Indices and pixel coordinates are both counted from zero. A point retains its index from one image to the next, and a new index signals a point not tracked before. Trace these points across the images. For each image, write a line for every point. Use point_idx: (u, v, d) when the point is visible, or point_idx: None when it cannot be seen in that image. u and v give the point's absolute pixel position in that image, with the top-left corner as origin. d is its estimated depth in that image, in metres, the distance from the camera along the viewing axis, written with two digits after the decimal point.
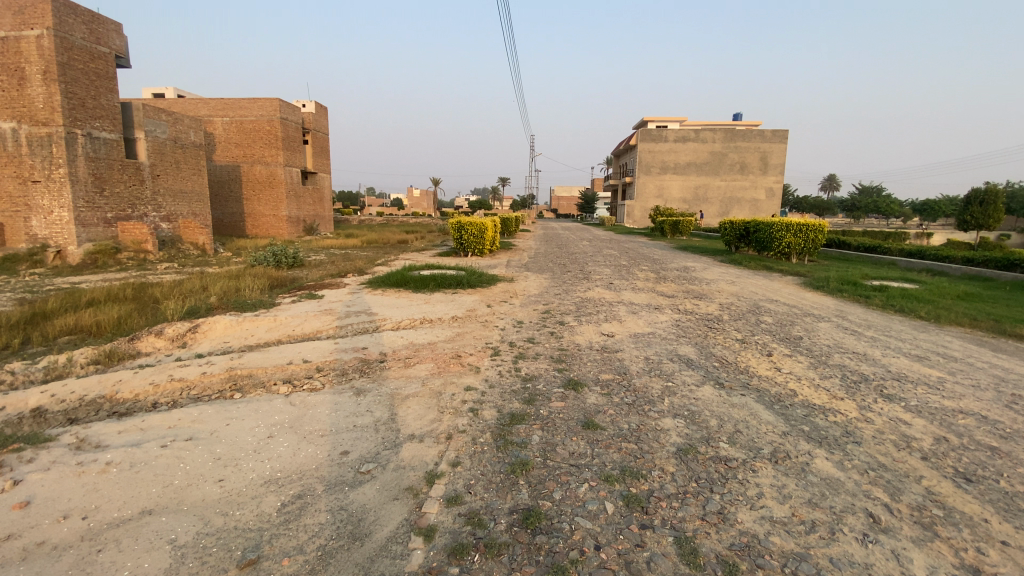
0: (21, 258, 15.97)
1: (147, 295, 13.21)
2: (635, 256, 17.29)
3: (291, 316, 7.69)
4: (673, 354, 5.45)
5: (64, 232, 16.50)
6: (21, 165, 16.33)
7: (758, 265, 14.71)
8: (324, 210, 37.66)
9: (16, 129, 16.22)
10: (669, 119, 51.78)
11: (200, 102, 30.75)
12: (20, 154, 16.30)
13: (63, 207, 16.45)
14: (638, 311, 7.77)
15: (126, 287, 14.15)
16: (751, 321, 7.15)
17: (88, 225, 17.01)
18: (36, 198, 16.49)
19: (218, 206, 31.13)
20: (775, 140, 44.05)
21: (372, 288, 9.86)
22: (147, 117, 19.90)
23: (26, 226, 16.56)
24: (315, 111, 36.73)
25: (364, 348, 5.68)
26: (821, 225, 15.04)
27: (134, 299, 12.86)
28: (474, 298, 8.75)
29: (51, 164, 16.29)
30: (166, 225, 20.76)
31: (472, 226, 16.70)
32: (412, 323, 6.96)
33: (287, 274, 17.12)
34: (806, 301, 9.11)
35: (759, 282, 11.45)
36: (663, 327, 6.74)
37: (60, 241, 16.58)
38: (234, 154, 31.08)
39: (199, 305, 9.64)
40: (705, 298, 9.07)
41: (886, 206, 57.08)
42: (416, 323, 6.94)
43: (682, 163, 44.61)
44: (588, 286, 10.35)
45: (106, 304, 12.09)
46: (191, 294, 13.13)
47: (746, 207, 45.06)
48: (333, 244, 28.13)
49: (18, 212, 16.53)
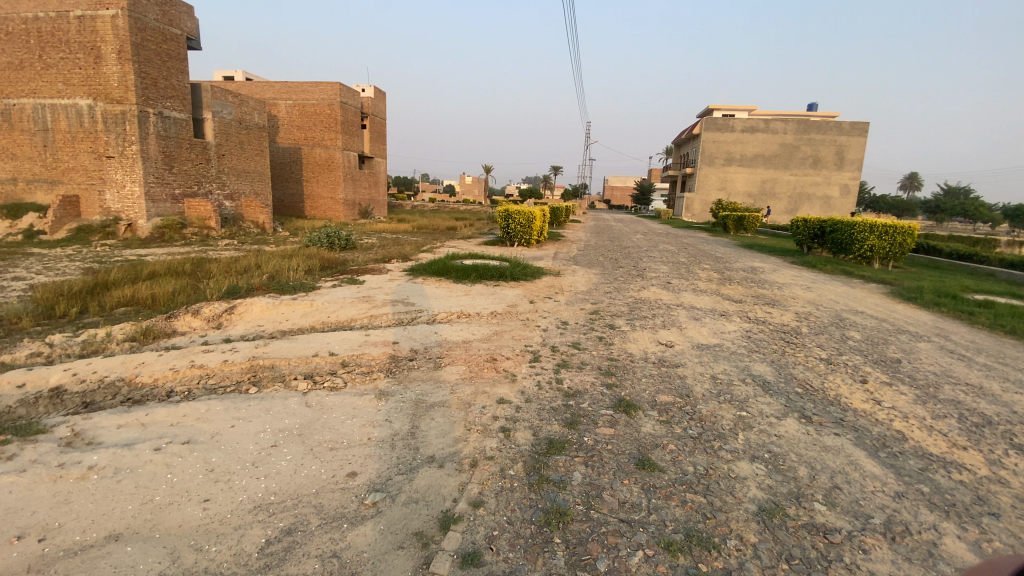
0: (95, 229, 16.77)
1: (204, 271, 13.49)
2: (695, 254, 16.14)
3: (327, 301, 7.33)
4: (744, 374, 4.66)
5: (135, 206, 17.28)
6: (98, 141, 17.02)
7: (834, 269, 13.31)
8: (379, 194, 38.14)
9: (92, 107, 16.88)
10: (736, 108, 48.95)
11: (266, 85, 31.66)
12: (96, 130, 16.96)
13: (134, 181, 17.17)
14: (700, 317, 6.93)
15: (185, 261, 14.52)
16: (833, 338, 6.19)
17: (156, 201, 17.74)
18: (110, 172, 17.18)
19: (279, 186, 32.06)
20: (854, 133, 40.66)
21: (414, 276, 9.48)
22: (215, 98, 20.47)
23: (101, 199, 17.29)
24: (373, 95, 37.04)
25: (395, 343, 5.19)
26: (911, 227, 13.40)
27: (191, 274, 13.16)
28: (517, 293, 8.17)
29: (125, 140, 17.00)
30: (229, 203, 21.42)
31: (522, 215, 16.13)
32: (449, 318, 6.43)
33: (338, 256, 17.17)
34: (897, 315, 7.94)
35: (837, 289, 10.24)
36: (730, 338, 5.91)
37: (131, 215, 17.35)
38: (296, 137, 31.87)
39: (245, 284, 9.60)
40: (778, 305, 8.07)
41: (977, 209, 51.71)
42: (453, 318, 6.41)
43: (748, 155, 41.99)
44: (643, 285, 9.53)
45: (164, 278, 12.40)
46: (244, 273, 13.28)
47: (817, 205, 42.01)
48: (384, 227, 28.34)
49: (94, 184, 17.24)
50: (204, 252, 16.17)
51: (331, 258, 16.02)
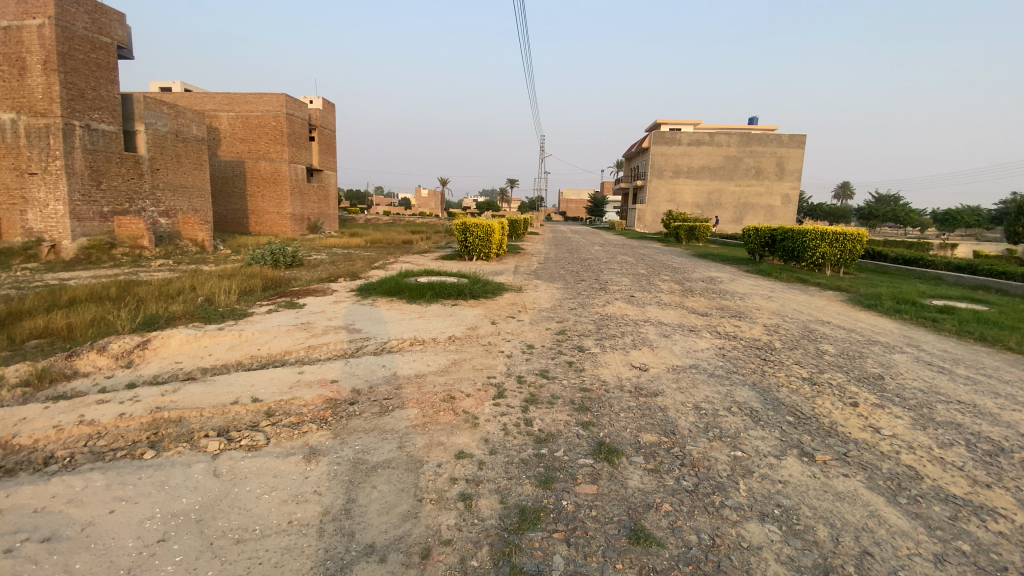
0: (14, 252, 14.99)
1: (132, 295, 12.07)
2: (653, 264, 16.03)
3: (260, 330, 6.46)
4: (729, 401, 4.21)
5: (59, 225, 15.53)
6: (20, 157, 15.40)
7: (790, 276, 13.42)
8: (329, 208, 36.69)
9: (15, 121, 15.28)
10: (683, 122, 50.49)
11: (207, 96, 29.90)
12: (18, 145, 15.35)
13: (58, 199, 15.47)
14: (672, 334, 6.52)
15: (108, 285, 13.05)
16: (810, 353, 5.88)
17: (83, 219, 16.00)
18: (32, 190, 15.51)
19: (222, 202, 30.18)
20: (793, 145, 42.54)
21: (362, 297, 8.68)
22: (148, 109, 18.91)
23: (22, 218, 15.60)
24: (322, 107, 35.75)
25: (334, 382, 4.46)
26: (860, 234, 13.73)
27: (117, 299, 11.73)
28: (476, 313, 7.55)
29: (48, 156, 15.33)
30: (164, 220, 19.77)
31: (479, 228, 15.54)
32: (400, 346, 5.75)
33: (284, 275, 16.02)
34: (862, 324, 7.82)
35: (798, 298, 10.19)
36: (706, 358, 5.49)
37: (55, 235, 15.61)
38: (239, 150, 30.18)
39: (173, 309, 8.57)
40: (746, 318, 7.79)
41: (904, 215, 55.28)
42: (404, 346, 5.71)
43: (696, 167, 43.23)
44: (607, 300, 9.11)
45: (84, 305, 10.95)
46: (177, 296, 12.07)
47: (761, 214, 43.60)
48: (336, 243, 27.11)
49: (15, 204, 15.56)
50: (135, 274, 14.69)
51: (276, 278, 14.87)
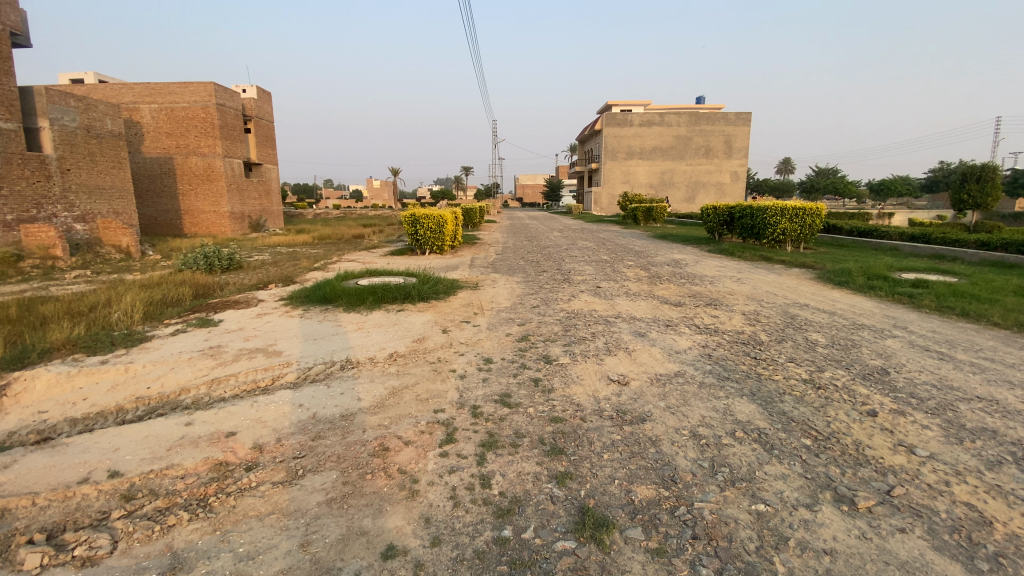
0: None
1: (33, 314, 10.35)
2: (616, 249, 15.38)
3: (154, 361, 5.26)
4: (732, 423, 3.43)
5: None
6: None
7: (754, 255, 13.05)
8: (272, 204, 34.42)
9: None
10: (633, 103, 50.37)
11: (125, 87, 27.17)
12: None
13: None
14: (647, 332, 5.74)
15: (7, 304, 11.22)
16: (800, 345, 5.23)
17: None
18: None
19: (150, 203, 27.59)
20: (739, 123, 42.90)
21: (293, 307, 7.51)
22: (52, 103, 16.49)
23: None
24: (256, 96, 33.18)
25: (229, 437, 3.42)
26: (819, 208, 13.49)
27: (13, 320, 10.01)
28: (425, 319, 6.54)
29: None
30: (81, 226, 17.49)
31: (430, 219, 14.44)
32: (329, 372, 4.72)
33: (218, 280, 14.41)
34: (840, 305, 7.30)
35: (768, 278, 9.72)
36: (692, 361, 4.72)
37: None
38: (165, 145, 27.49)
39: (69, 333, 7.15)
40: (722, 306, 7.13)
41: (843, 187, 57.40)
42: (331, 372, 4.69)
43: (648, 148, 43.17)
44: (571, 293, 8.27)
45: None
46: (90, 313, 10.41)
47: (712, 192, 44.05)
48: (279, 241, 25.26)
49: None
50: (47, 288, 12.81)
51: (209, 285, 13.29)
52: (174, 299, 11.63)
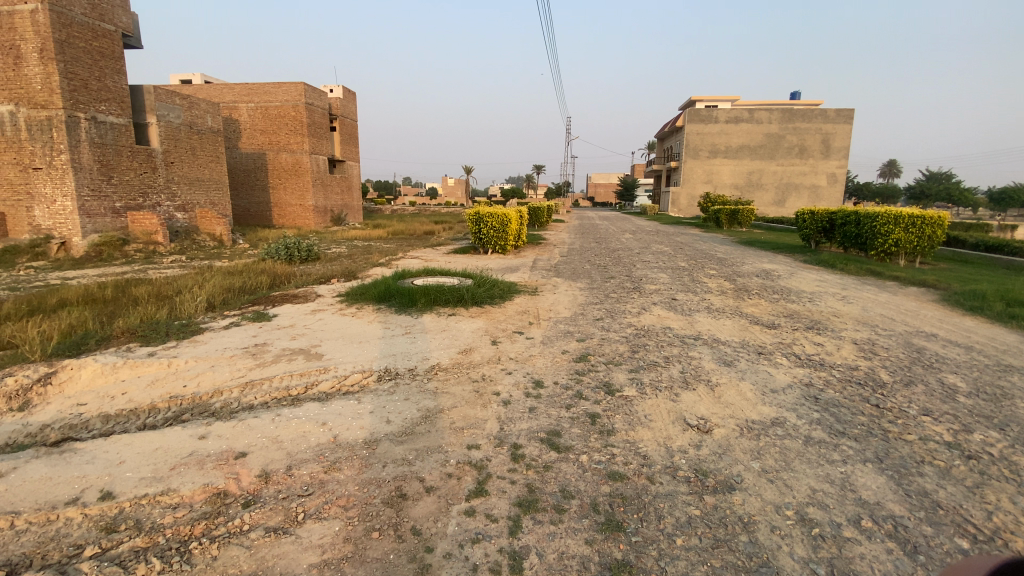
0: (22, 249, 14.19)
1: (129, 295, 11.02)
2: (695, 255, 14.15)
3: (197, 357, 5.10)
4: (855, 505, 2.54)
5: (67, 222, 14.69)
6: (21, 151, 14.48)
7: (858, 268, 11.40)
8: (352, 199, 35.77)
9: (14, 113, 14.31)
10: (719, 100, 47.47)
11: (226, 87, 29.13)
12: (19, 139, 14.42)
13: (65, 195, 14.63)
14: (732, 360, 4.82)
15: (108, 284, 12.02)
16: (937, 392, 4.11)
17: (94, 215, 15.16)
18: (37, 185, 14.68)
19: (244, 195, 29.52)
20: (840, 120, 38.99)
21: (347, 304, 7.26)
22: (159, 101, 17.83)
23: (29, 215, 14.76)
24: (342, 95, 34.54)
25: (236, 460, 3.02)
26: (943, 216, 11.54)
27: (111, 299, 10.69)
28: (476, 327, 5.99)
29: (52, 150, 14.44)
30: (181, 215, 18.75)
31: (496, 217, 14.01)
32: (365, 385, 4.21)
33: (294, 270, 14.80)
34: (981, 338, 5.93)
35: (879, 298, 8.29)
36: (791, 407, 3.79)
37: (64, 232, 14.78)
38: (259, 142, 29.25)
39: (148, 318, 7.36)
40: (825, 331, 5.98)
41: (962, 193, 50.77)
42: (366, 386, 4.19)
43: (733, 147, 40.39)
44: (641, 305, 7.41)
45: (74, 306, 9.91)
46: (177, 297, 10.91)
47: (804, 195, 40.45)
48: (354, 234, 26.06)
49: (21, 200, 14.71)
50: (145, 271, 13.68)
51: (286, 274, 13.66)
52: (251, 288, 11.98)
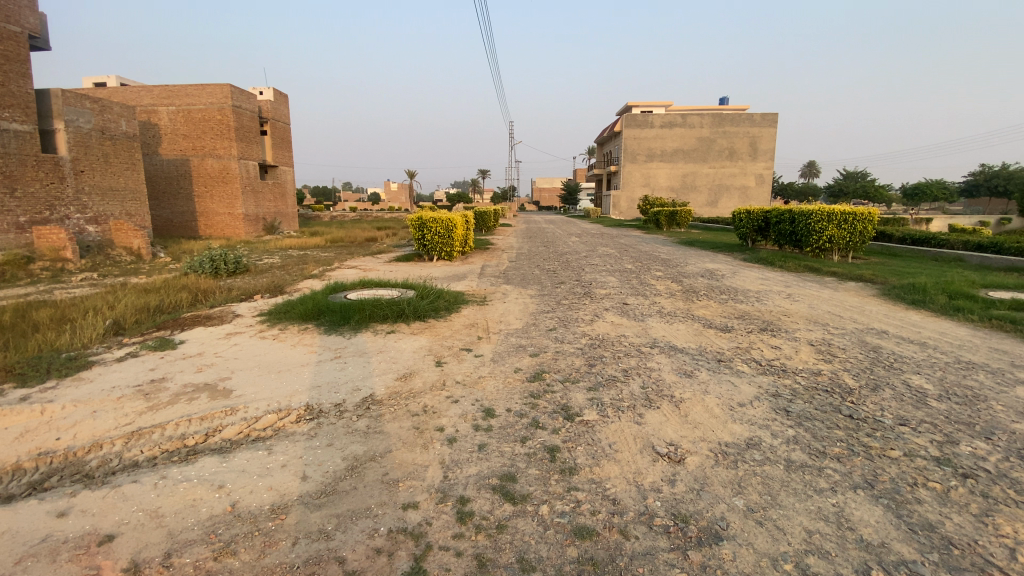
0: None
1: (21, 318, 9.52)
2: (641, 256, 14.12)
3: (79, 401, 4.11)
4: (858, 551, 2.20)
5: None
6: None
7: (798, 264, 11.67)
8: (288, 206, 33.88)
9: None
10: (654, 105, 48.99)
11: (143, 90, 26.70)
12: None
13: None
14: (695, 370, 4.49)
15: None
16: (903, 396, 3.94)
17: None
18: None
19: (166, 204, 27.19)
20: (765, 124, 41.10)
21: (271, 324, 6.45)
22: (68, 105, 15.84)
23: None
24: (272, 98, 32.62)
25: (97, 548, 2.29)
26: (871, 213, 12.04)
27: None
28: (418, 346, 5.39)
29: None
30: (93, 228, 16.72)
31: (439, 223, 13.39)
32: (279, 430, 3.53)
33: (221, 285, 13.51)
34: (926, 332, 5.98)
35: (823, 294, 8.39)
36: (764, 423, 3.46)
37: None
38: (182, 147, 27.02)
39: (35, 347, 6.18)
40: (781, 333, 5.83)
41: (873, 192, 54.91)
42: (281, 431, 3.51)
43: (669, 150, 41.68)
44: (594, 312, 7.06)
45: None
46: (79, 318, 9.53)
47: (736, 195, 42.31)
48: (291, 243, 24.56)
49: None
50: (45, 291, 11.98)
51: (212, 289, 12.39)
52: (170, 306, 10.70)
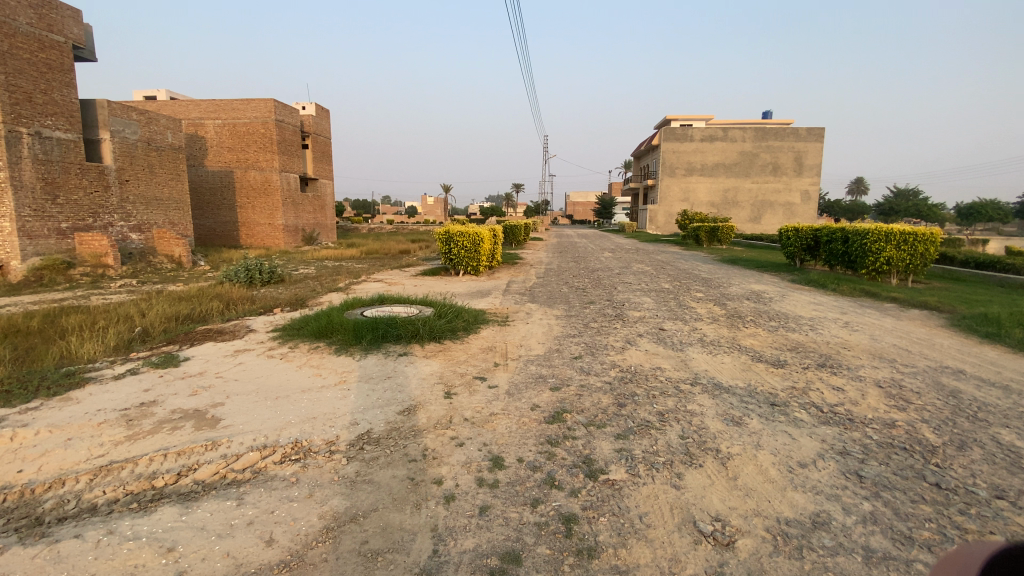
0: None
1: (59, 323, 9.58)
2: (678, 275, 13.37)
3: (58, 425, 3.85)
4: None
5: (6, 245, 13.13)
6: None
7: (852, 288, 10.71)
8: (326, 218, 34.46)
9: None
10: (694, 119, 47.90)
11: (191, 103, 27.68)
12: None
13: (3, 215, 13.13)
14: (743, 417, 3.85)
15: (36, 312, 10.55)
16: (1002, 459, 3.20)
17: (35, 236, 13.66)
18: None
19: (211, 214, 28.02)
20: (811, 139, 39.46)
21: (283, 342, 6.12)
22: (113, 115, 16.43)
23: None
24: (314, 112, 33.45)
25: None
26: (935, 232, 10.96)
27: (36, 328, 9.24)
28: (429, 372, 4.92)
29: None
30: (136, 236, 17.20)
31: (467, 237, 13.05)
32: (257, 473, 3.11)
33: (253, 295, 13.45)
34: (1016, 373, 5.12)
35: (884, 323, 7.52)
36: (832, 493, 2.81)
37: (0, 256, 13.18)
38: (226, 159, 27.87)
39: (54, 361, 6.00)
40: (841, 370, 5.08)
41: (929, 210, 51.81)
42: (259, 475, 3.09)
43: (709, 165, 40.49)
44: (625, 338, 6.44)
45: None
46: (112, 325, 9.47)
47: (779, 212, 40.61)
48: (326, 254, 24.80)
49: None
50: (85, 297, 12.22)
51: (244, 300, 12.27)
52: (200, 315, 10.57)
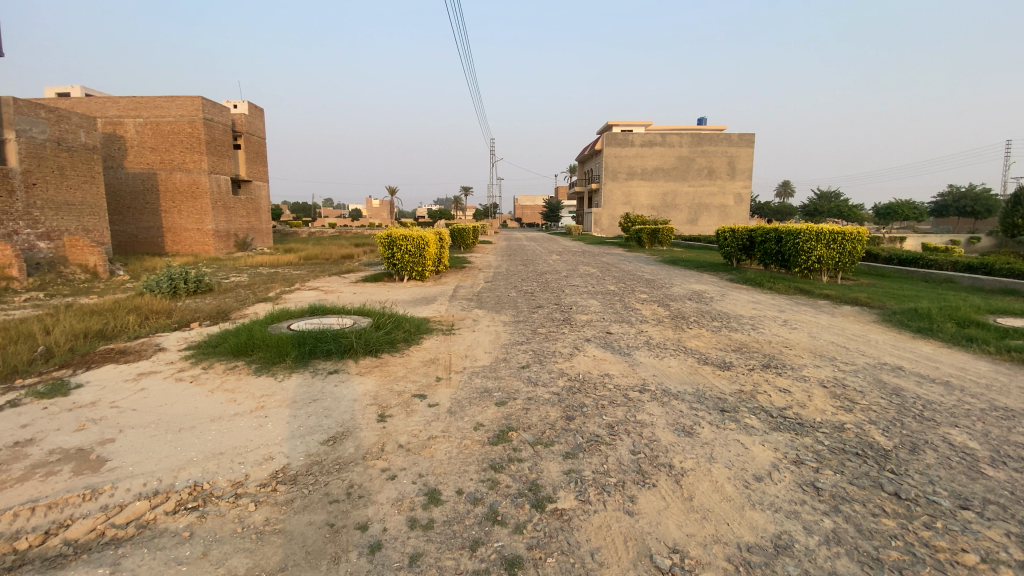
0: None
1: None
2: (624, 277, 13.44)
3: None
4: None
5: None
6: None
7: (788, 286, 11.08)
8: (261, 222, 32.63)
9: None
10: (634, 124, 49.25)
11: (108, 101, 25.43)
12: None
13: None
14: (695, 427, 3.67)
15: None
16: (955, 462, 3.21)
17: None
18: None
19: (132, 219, 25.77)
20: (742, 144, 41.42)
21: (197, 362, 5.46)
22: (20, 114, 14.56)
23: None
24: (247, 112, 31.64)
25: None
26: (860, 232, 11.55)
27: None
28: (362, 391, 4.47)
29: None
30: (45, 244, 15.28)
31: (410, 241, 12.53)
32: (143, 528, 2.59)
33: (178, 306, 12.33)
34: (944, 367, 5.31)
35: (819, 321, 7.74)
36: (791, 510, 2.65)
37: None
38: (149, 160, 25.75)
39: None
40: (786, 371, 5.07)
41: (848, 211, 55.74)
42: (145, 530, 2.57)
43: (649, 169, 41.68)
44: (573, 343, 6.23)
45: None
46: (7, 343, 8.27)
47: (715, 214, 42.35)
48: (261, 260, 23.39)
49: None
50: None
51: (167, 312, 11.17)
52: (115, 329, 9.48)
